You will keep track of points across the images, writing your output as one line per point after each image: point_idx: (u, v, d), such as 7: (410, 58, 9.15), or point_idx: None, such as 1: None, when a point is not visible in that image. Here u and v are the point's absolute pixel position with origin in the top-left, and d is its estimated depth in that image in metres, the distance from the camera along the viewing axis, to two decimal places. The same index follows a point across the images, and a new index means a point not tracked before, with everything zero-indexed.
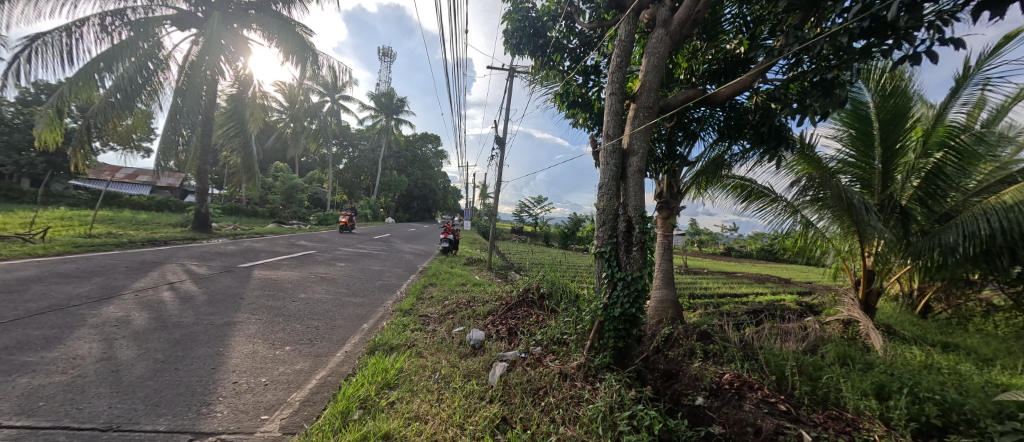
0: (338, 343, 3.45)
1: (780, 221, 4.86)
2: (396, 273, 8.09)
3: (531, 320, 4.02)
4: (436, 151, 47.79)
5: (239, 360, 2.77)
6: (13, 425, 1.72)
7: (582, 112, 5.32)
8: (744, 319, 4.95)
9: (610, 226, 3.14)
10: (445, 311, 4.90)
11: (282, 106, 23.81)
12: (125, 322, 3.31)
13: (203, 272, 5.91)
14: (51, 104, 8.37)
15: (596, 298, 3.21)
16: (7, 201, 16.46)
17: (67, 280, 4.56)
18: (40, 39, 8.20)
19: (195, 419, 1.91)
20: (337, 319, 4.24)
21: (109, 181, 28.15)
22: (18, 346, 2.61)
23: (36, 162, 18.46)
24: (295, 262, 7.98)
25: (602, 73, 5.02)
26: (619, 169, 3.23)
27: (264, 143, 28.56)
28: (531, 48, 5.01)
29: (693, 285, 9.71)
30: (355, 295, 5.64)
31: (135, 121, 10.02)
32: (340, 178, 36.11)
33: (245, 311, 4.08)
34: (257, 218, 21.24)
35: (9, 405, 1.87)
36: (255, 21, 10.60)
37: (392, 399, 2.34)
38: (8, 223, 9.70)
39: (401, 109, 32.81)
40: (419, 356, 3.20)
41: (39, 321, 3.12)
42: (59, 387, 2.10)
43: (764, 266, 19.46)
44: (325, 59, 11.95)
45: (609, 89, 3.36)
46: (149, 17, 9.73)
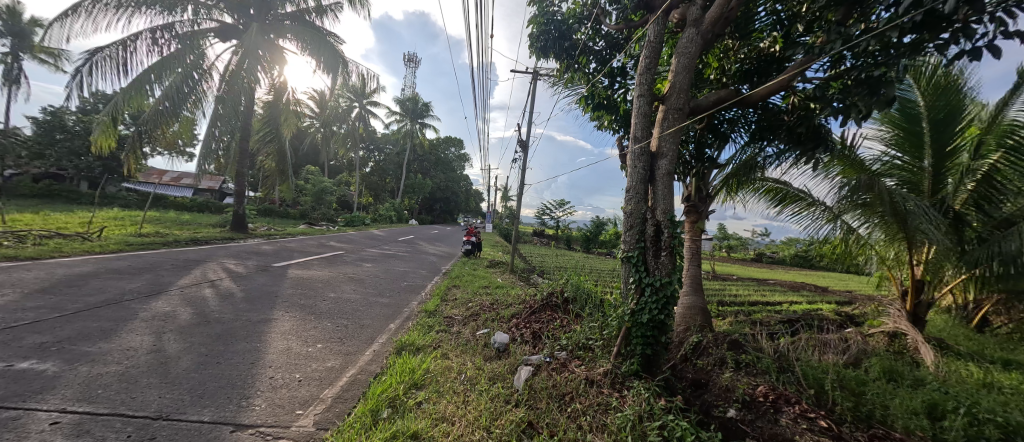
0: (366, 342, 3.54)
1: (817, 226, 4.61)
2: (421, 274, 8.23)
3: (555, 325, 4.00)
4: (459, 155, 48.52)
5: (275, 356, 2.89)
6: (76, 410, 1.86)
7: (607, 114, 5.26)
8: (779, 329, 4.70)
9: (638, 230, 3.08)
10: (469, 313, 4.94)
11: (313, 112, 24.85)
12: (171, 317, 3.52)
13: (241, 270, 6.21)
14: (106, 113, 9.08)
15: (623, 304, 3.15)
16: (68, 202, 17.90)
17: (120, 276, 4.89)
18: (99, 53, 8.91)
19: (236, 412, 2.00)
20: (365, 319, 4.35)
21: (157, 184, 30.27)
22: (78, 337, 2.81)
23: (93, 165, 20.08)
24: (325, 261, 8.26)
25: (629, 75, 4.94)
26: (647, 172, 3.19)
27: (297, 147, 29.76)
28: (557, 51, 4.99)
29: (721, 291, 9.35)
30: (382, 295, 5.78)
31: (180, 129, 10.61)
32: (367, 181, 37.13)
33: (280, 308, 4.27)
34: (289, 220, 22.21)
35: (73, 392, 2.03)
36: (291, 32, 11.09)
37: (419, 399, 2.37)
38: (70, 223, 10.53)
39: (425, 113, 33.57)
40: (445, 357, 3.24)
41: (96, 314, 3.36)
42: (115, 376, 2.26)
43: (798, 273, 18.47)
44: (353, 66, 12.41)
45: (637, 90, 3.31)
46: (194, 30, 10.33)
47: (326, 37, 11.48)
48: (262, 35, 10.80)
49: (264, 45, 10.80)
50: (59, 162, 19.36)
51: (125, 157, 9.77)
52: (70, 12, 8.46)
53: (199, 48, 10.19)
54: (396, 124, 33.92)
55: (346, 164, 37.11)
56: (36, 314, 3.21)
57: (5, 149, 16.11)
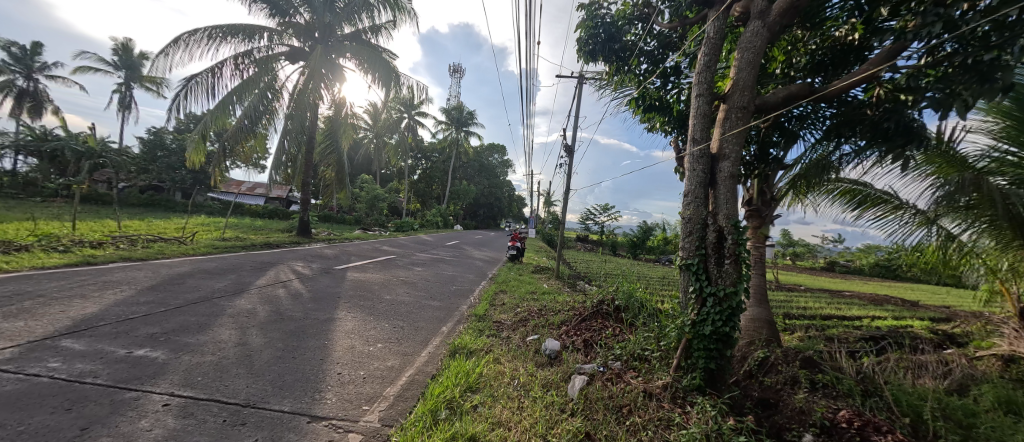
0: (421, 343, 3.68)
1: (906, 232, 4.10)
2: (468, 279, 8.41)
3: (606, 333, 3.90)
4: (502, 161, 49.21)
5: (341, 353, 3.09)
6: (182, 394, 2.12)
7: (659, 116, 5.07)
8: (860, 347, 4.20)
9: (698, 237, 2.93)
10: (518, 318, 4.95)
11: (368, 124, 26.51)
12: (252, 314, 3.90)
13: (308, 272, 6.74)
14: (197, 131, 10.35)
15: (682, 314, 3.00)
16: (167, 210, 20.57)
17: (210, 276, 5.51)
18: (193, 79, 10.18)
19: (311, 403, 2.17)
20: (419, 321, 4.51)
21: (236, 193, 33.88)
22: (180, 329, 3.20)
23: (185, 178, 22.92)
24: (380, 265, 8.72)
25: (683, 74, 4.74)
26: (707, 176, 3.03)
27: (353, 157, 31.87)
28: (607, 54, 4.90)
29: (788, 303, 8.57)
30: (433, 298, 5.97)
31: (256, 144, 11.78)
32: (415, 188, 38.83)
33: (343, 309, 4.57)
34: (346, 226, 23.80)
35: (178, 378, 2.31)
36: (350, 51, 11.93)
37: (474, 402, 2.42)
38: (168, 229, 12.07)
39: (470, 121, 34.48)
40: (497, 362, 3.28)
41: (192, 310, 3.81)
42: (211, 365, 2.54)
43: (881, 285, 16.41)
44: (405, 79, 13.07)
45: (695, 90, 3.17)
46: (269, 54, 11.43)
47: (381, 54, 12.22)
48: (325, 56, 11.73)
49: (327, 64, 11.71)
50: (160, 176, 22.33)
51: (213, 170, 11.04)
52: (172, 46, 9.75)
53: (272, 71, 11.26)
54: (443, 132, 35.17)
55: (396, 172, 39.10)
56: (148, 308, 3.71)
57: (120, 165, 18.87)
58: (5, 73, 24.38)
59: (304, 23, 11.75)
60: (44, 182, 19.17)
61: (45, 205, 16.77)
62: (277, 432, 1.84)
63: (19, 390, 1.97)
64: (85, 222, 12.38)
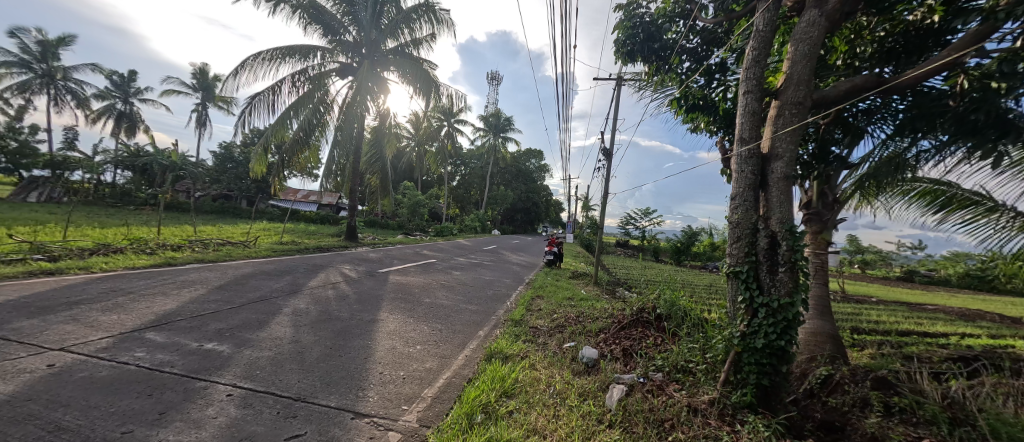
0: (459, 347, 3.73)
1: (1006, 238, 3.57)
2: (505, 283, 8.45)
3: (647, 342, 3.75)
4: (540, 166, 49.21)
5: (383, 353, 3.21)
6: (243, 385, 2.30)
7: (703, 115, 4.84)
8: (947, 368, 3.70)
9: (748, 242, 2.74)
10: (555, 324, 4.89)
11: (410, 133, 27.61)
12: (304, 313, 4.17)
13: (354, 275, 7.10)
14: (260, 145, 11.33)
15: (730, 325, 2.82)
16: (234, 216, 22.63)
17: (269, 277, 5.97)
18: (256, 97, 11.14)
19: (355, 400, 2.27)
20: (456, 324, 4.59)
21: (292, 201, 36.56)
22: (242, 326, 3.49)
23: (250, 187, 25.09)
24: (421, 268, 9.00)
25: (729, 70, 4.50)
26: (758, 177, 2.84)
27: (396, 165, 33.32)
28: (646, 54, 4.77)
29: (856, 316, 7.74)
30: (471, 302, 6.05)
31: (310, 156, 12.63)
32: (455, 194, 39.80)
33: (385, 310, 4.76)
34: (390, 231, 24.86)
35: (240, 370, 2.52)
36: (394, 64, 12.52)
37: (509, 408, 2.41)
38: (235, 233, 13.26)
39: (508, 127, 34.86)
40: (534, 368, 3.25)
41: (253, 308, 4.14)
42: (268, 360, 2.74)
43: (973, 298, 14.39)
44: (444, 89, 13.50)
45: (743, 87, 2.99)
46: (322, 71, 12.26)
47: (422, 65, 12.71)
48: (372, 70, 12.40)
49: (373, 78, 12.36)
50: (229, 186, 24.63)
51: (272, 179, 11.99)
52: (239, 68, 10.74)
53: (324, 87, 12.07)
54: (481, 139, 35.83)
55: (437, 179, 40.33)
56: (216, 305, 4.09)
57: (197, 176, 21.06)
58: (109, 99, 28.18)
59: (352, 41, 12.47)
60: (136, 192, 21.79)
61: (137, 212, 19.05)
62: (324, 426, 1.94)
63: (112, 376, 2.24)
64: (168, 227, 13.93)
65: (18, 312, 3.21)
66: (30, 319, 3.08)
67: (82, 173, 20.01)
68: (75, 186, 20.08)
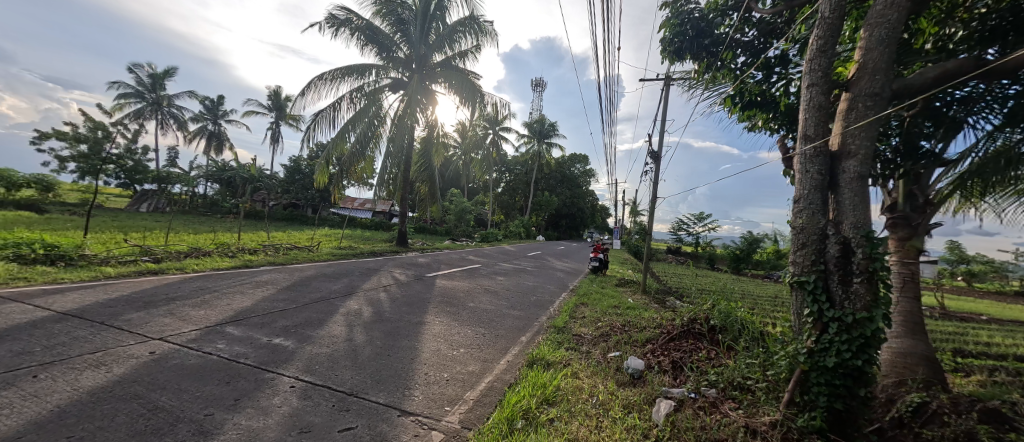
0: (501, 351, 3.75)
1: None
2: (549, 290, 8.38)
3: (699, 356, 3.52)
4: (585, 171, 48.50)
5: (429, 355, 3.32)
6: (304, 378, 2.49)
7: (761, 112, 4.51)
8: None
9: (815, 250, 2.50)
10: (599, 333, 4.76)
11: (457, 142, 28.53)
12: (358, 313, 4.43)
13: (404, 278, 7.43)
14: (322, 158, 12.32)
15: (796, 340, 2.58)
16: (301, 223, 24.72)
17: (329, 279, 6.44)
18: (319, 114, 12.12)
19: (402, 398, 2.36)
20: (499, 329, 4.62)
21: (350, 209, 39.19)
22: (304, 323, 3.78)
23: (314, 196, 27.29)
24: (466, 273, 9.22)
25: (791, 63, 4.17)
26: (827, 177, 2.58)
27: (444, 174, 34.54)
28: (695, 51, 4.56)
29: (957, 336, 6.69)
30: (514, 308, 6.07)
31: (365, 166, 13.47)
32: (499, 200, 40.42)
33: (432, 313, 4.92)
34: (438, 237, 25.74)
35: (302, 364, 2.73)
36: (441, 77, 13.06)
37: (550, 416, 2.38)
38: (301, 239, 14.47)
39: (552, 133, 34.83)
40: (576, 377, 3.18)
41: (314, 307, 4.48)
42: (325, 356, 2.94)
43: None
44: (489, 97, 13.81)
45: (807, 80, 2.76)
46: (376, 87, 13.08)
47: (468, 76, 13.13)
48: (421, 83, 13.02)
49: (422, 90, 12.96)
50: (296, 195, 26.97)
51: (333, 188, 12.95)
52: (305, 89, 11.76)
53: (378, 101, 12.86)
54: (525, 146, 36.11)
55: (482, 186, 41.20)
56: (283, 304, 4.47)
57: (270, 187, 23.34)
58: (201, 121, 32.20)
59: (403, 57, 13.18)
60: (222, 202, 24.57)
61: (223, 220, 21.48)
62: (373, 421, 2.04)
63: (198, 364, 2.53)
64: (246, 233, 15.55)
65: (128, 305, 3.74)
66: (138, 312, 3.58)
67: (180, 186, 23.01)
68: (175, 198, 23.10)
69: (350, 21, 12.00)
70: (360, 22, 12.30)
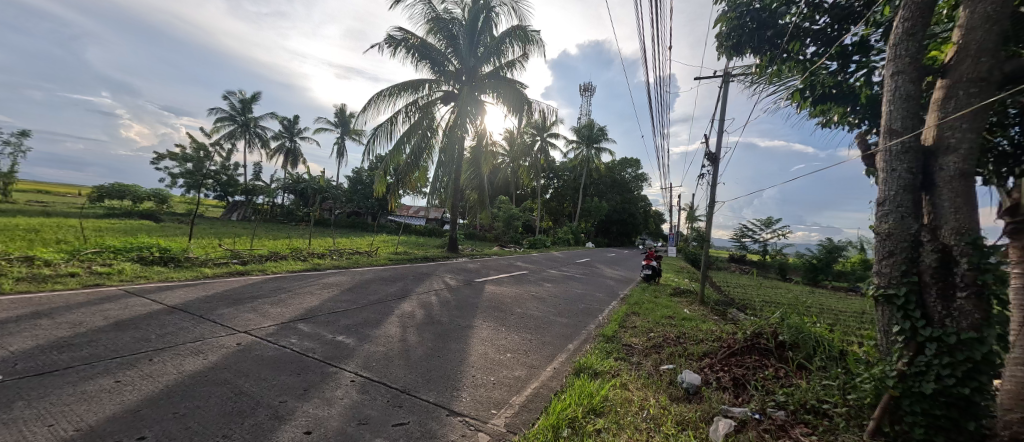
0: (548, 358, 3.74)
1: None
2: (598, 298, 8.20)
3: (764, 374, 3.25)
4: (636, 175, 46.90)
5: (476, 358, 3.40)
6: (363, 374, 2.68)
7: (836, 106, 4.09)
8: None
9: (905, 258, 2.24)
10: (651, 344, 4.57)
11: (505, 150, 29.06)
12: (411, 315, 4.67)
13: (454, 283, 7.69)
14: (381, 169, 13.18)
15: (883, 362, 2.29)
16: (362, 230, 26.60)
17: (386, 282, 6.85)
18: (378, 128, 13.00)
19: (451, 399, 2.46)
20: (546, 335, 4.61)
21: (406, 216, 41.45)
22: (364, 323, 4.06)
23: (374, 204, 29.23)
24: (514, 279, 9.31)
25: (872, 50, 3.75)
26: (919, 176, 2.30)
27: (493, 181, 35.31)
28: (756, 45, 4.26)
29: None
30: (562, 315, 6.02)
31: (419, 176, 14.17)
32: (547, 207, 40.42)
33: (480, 317, 5.04)
34: (487, 243, 26.30)
35: (362, 361, 2.94)
36: (490, 87, 13.41)
37: (597, 426, 2.33)
38: (362, 245, 15.55)
39: (601, 137, 34.18)
40: (625, 388, 3.08)
41: (372, 308, 4.79)
42: (382, 354, 3.14)
43: None
44: (537, 104, 13.92)
45: (891, 68, 2.49)
46: (429, 100, 13.75)
47: (516, 85, 13.35)
48: (471, 94, 13.48)
49: (472, 101, 13.41)
50: (358, 204, 29.08)
51: (390, 197, 13.80)
52: (367, 105, 12.69)
53: (431, 114, 13.51)
54: (573, 151, 35.79)
55: (530, 192, 41.44)
56: (346, 304, 4.85)
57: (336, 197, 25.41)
58: (280, 139, 36.03)
59: (454, 71, 13.72)
60: (296, 211, 27.24)
61: (296, 227, 23.76)
62: (423, 419, 2.14)
63: (276, 355, 2.83)
64: (315, 239, 17.05)
65: (221, 302, 4.28)
66: (228, 307, 4.08)
67: (262, 197, 25.87)
68: (258, 207, 26.01)
69: (406, 40, 12.75)
70: (415, 40, 13.02)
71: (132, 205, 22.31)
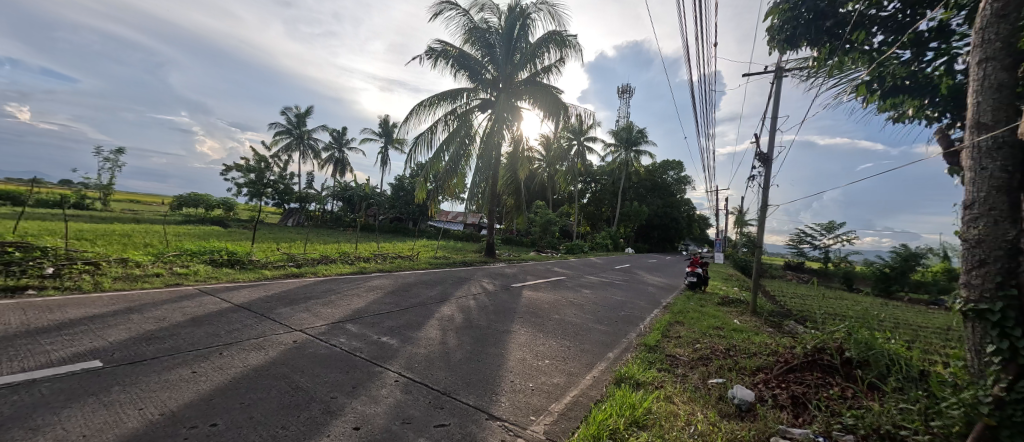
0: (587, 366, 3.67)
1: None
2: (639, 305, 7.93)
3: (827, 393, 2.98)
4: (679, 178, 45.07)
5: (514, 363, 3.41)
6: (406, 374, 2.78)
7: (909, 98, 3.71)
8: None
9: (1001, 269, 1.99)
10: (697, 355, 4.34)
11: (542, 155, 29.09)
12: (451, 319, 4.77)
13: (492, 288, 7.76)
14: (422, 176, 13.65)
15: (974, 386, 2.02)
16: (404, 235, 27.66)
17: (426, 286, 7.06)
18: (419, 137, 13.49)
19: (490, 403, 2.48)
20: (584, 343, 4.52)
21: (445, 222, 42.59)
22: (406, 325, 4.21)
23: (415, 210, 30.32)
24: (552, 285, 9.24)
25: (953, 35, 3.38)
26: (1015, 175, 2.04)
27: (530, 186, 35.45)
28: (813, 37, 3.98)
29: None
30: (601, 322, 5.88)
31: (458, 182, 14.51)
32: (585, 211, 39.89)
33: (517, 323, 5.05)
34: (524, 248, 26.34)
35: (405, 362, 3.04)
36: (527, 93, 13.53)
37: (641, 439, 2.25)
38: (404, 249, 16.15)
39: (640, 140, 33.30)
40: (670, 401, 2.95)
41: (414, 311, 4.95)
42: (424, 356, 3.24)
43: None
44: (574, 108, 13.85)
45: (977, 55, 2.24)
46: (467, 108, 14.09)
47: (552, 90, 13.37)
48: (508, 101, 13.67)
49: (509, 108, 13.59)
50: (400, 210, 30.30)
51: (430, 203, 14.25)
52: (409, 115, 13.23)
53: (469, 121, 13.83)
54: (612, 155, 35.11)
55: (567, 197, 41.10)
56: (389, 307, 5.05)
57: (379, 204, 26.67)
58: (330, 150, 38.50)
59: (491, 78, 13.97)
60: (344, 217, 28.86)
61: (344, 232, 25.15)
62: (464, 421, 2.18)
63: (327, 354, 3.00)
64: (361, 243, 17.94)
65: (279, 302, 4.61)
66: (285, 307, 4.39)
67: (314, 204, 27.71)
68: (311, 214, 27.86)
69: (445, 51, 13.18)
70: (454, 51, 13.43)
71: (204, 213, 24.73)
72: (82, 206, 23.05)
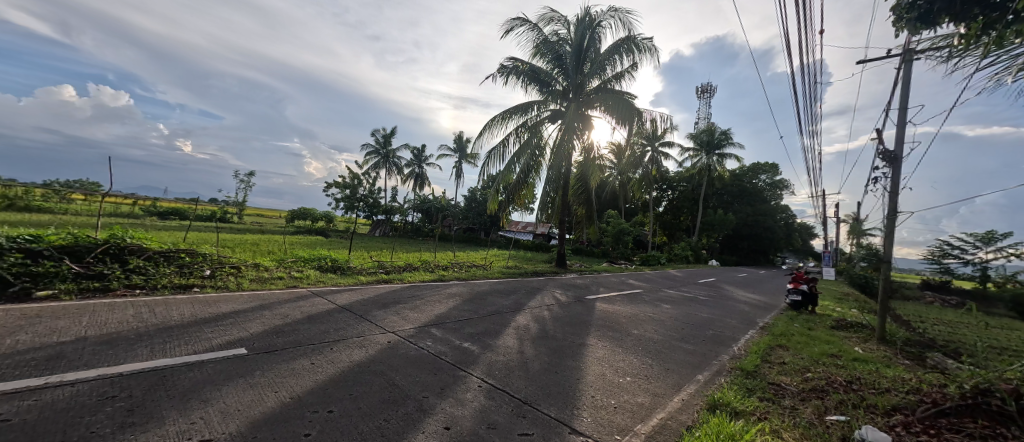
0: (673, 387, 3.42)
1: None
2: (730, 324, 7.18)
3: None
4: (773, 182, 40.22)
5: (594, 378, 3.32)
6: (488, 381, 2.86)
7: None
8: None
9: None
10: (807, 385, 3.79)
11: (613, 163, 28.22)
12: (526, 328, 4.81)
13: (565, 299, 7.66)
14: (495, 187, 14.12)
15: None
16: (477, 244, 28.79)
17: (500, 295, 7.22)
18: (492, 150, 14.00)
19: (571, 416, 2.44)
20: (669, 362, 4.22)
21: (515, 232, 43.44)
22: (485, 333, 4.35)
23: (487, 221, 31.43)
24: (628, 298, 8.81)
25: None
26: None
27: (601, 195, 34.61)
28: (957, 10, 3.13)
29: None
30: (685, 340, 5.44)
31: (529, 193, 14.73)
32: (661, 220, 37.61)
33: (594, 336, 4.91)
34: (596, 259, 25.62)
35: (486, 368, 3.14)
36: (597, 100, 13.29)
37: None
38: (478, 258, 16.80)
39: (724, 142, 30.53)
40: (776, 435, 2.60)
41: (490, 319, 5.09)
42: (503, 364, 3.31)
43: None
44: (648, 113, 13.25)
45: None
46: (537, 120, 14.29)
47: (625, 96, 12.96)
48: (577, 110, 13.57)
49: (578, 117, 13.48)
50: (474, 220, 31.66)
51: (502, 214, 14.66)
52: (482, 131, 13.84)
53: (539, 133, 14.00)
54: (691, 160, 32.71)
55: (642, 206, 39.20)
56: (468, 314, 5.26)
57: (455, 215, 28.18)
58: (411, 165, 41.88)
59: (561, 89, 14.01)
60: (423, 227, 31.03)
61: (423, 242, 27.03)
62: (547, 432, 2.17)
63: (416, 355, 3.23)
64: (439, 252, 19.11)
65: (372, 305, 5.09)
66: (378, 310, 4.84)
67: (398, 216, 30.29)
68: (395, 225, 30.48)
69: (516, 67, 13.58)
70: (524, 66, 13.78)
71: (311, 224, 28.55)
72: (226, 220, 28.23)
